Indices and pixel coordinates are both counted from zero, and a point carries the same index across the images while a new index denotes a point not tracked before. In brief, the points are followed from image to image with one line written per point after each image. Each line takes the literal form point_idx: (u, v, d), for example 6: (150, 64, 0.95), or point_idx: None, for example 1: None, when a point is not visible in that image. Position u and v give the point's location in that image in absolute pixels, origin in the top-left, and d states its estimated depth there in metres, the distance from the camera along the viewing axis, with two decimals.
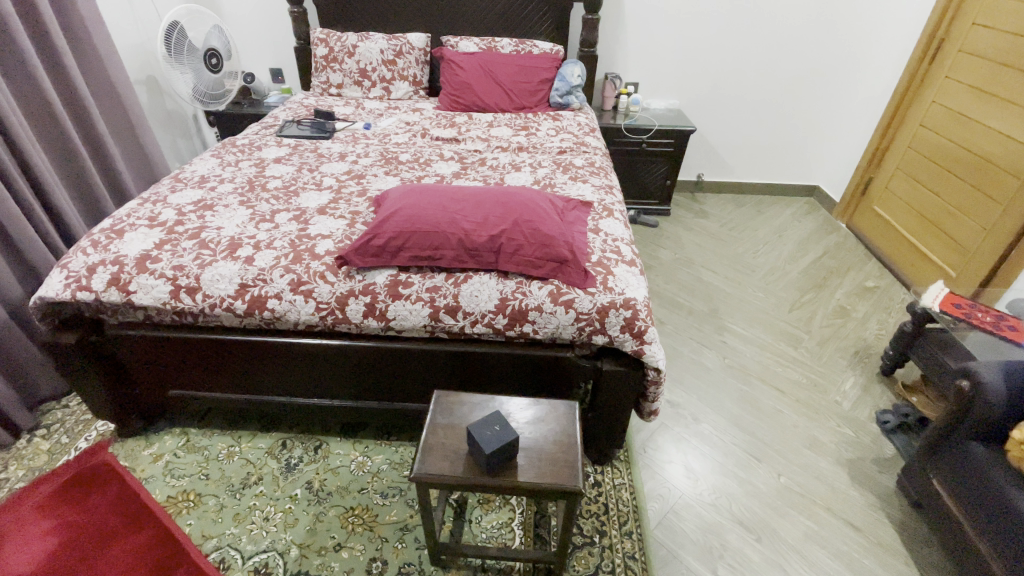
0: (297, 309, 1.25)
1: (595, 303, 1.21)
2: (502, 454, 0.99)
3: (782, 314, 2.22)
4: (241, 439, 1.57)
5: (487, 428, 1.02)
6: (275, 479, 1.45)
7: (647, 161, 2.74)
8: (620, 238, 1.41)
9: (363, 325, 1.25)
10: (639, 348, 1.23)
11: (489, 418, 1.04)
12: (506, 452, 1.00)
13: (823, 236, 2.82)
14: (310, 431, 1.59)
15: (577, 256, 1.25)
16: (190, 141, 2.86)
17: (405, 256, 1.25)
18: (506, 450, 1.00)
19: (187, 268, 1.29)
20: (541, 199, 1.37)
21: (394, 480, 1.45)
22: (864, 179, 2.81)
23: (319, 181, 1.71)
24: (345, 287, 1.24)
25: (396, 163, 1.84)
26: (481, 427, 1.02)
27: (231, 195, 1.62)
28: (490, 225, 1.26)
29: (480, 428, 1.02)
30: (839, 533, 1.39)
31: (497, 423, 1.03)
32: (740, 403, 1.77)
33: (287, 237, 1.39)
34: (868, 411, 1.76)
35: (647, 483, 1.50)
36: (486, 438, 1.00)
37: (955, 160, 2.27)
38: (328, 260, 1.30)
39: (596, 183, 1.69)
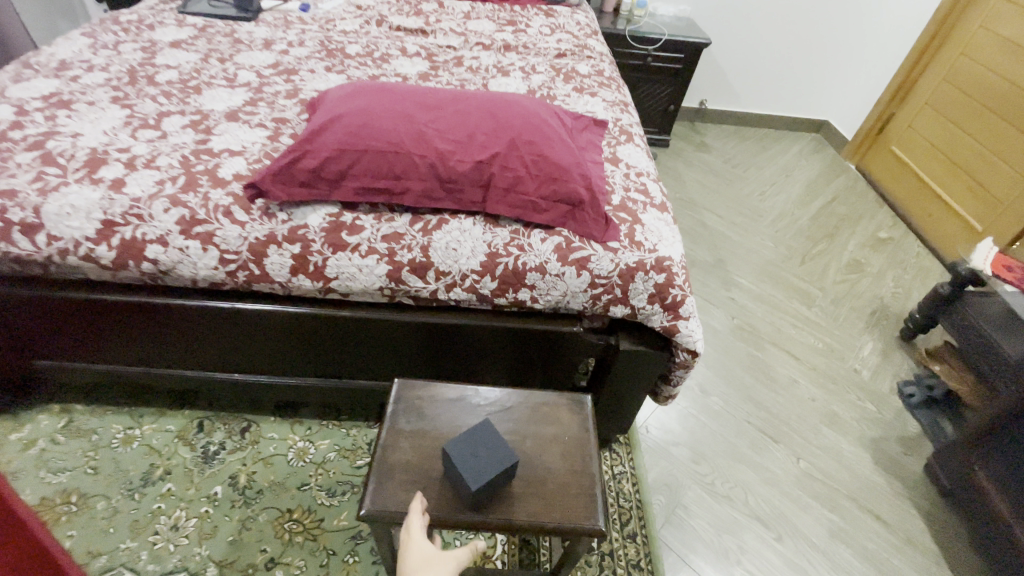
0: (192, 262, 0.87)
1: (618, 264, 0.89)
2: (493, 486, 0.70)
3: (792, 266, 1.97)
4: (143, 420, 1.22)
5: (472, 451, 0.70)
6: (187, 474, 1.13)
7: (649, 80, 2.33)
8: (645, 172, 1.07)
9: (292, 285, 0.88)
10: (671, 324, 0.93)
11: (475, 432, 0.72)
12: (499, 483, 0.71)
13: (832, 178, 2.55)
14: (235, 409, 1.25)
15: (595, 196, 0.90)
16: (76, 23, 2.23)
17: (350, 187, 0.86)
18: (499, 482, 0.71)
19: (19, 194, 0.86)
20: (544, 112, 0.99)
21: (344, 474, 1.15)
22: (884, 115, 2.50)
23: (232, 74, 1.24)
24: (263, 231, 0.86)
25: (342, 57, 1.37)
26: (464, 448, 0.70)
27: (103, 90, 1.14)
28: (475, 147, 0.88)
29: (463, 449, 0.70)
30: (866, 528, 1.21)
31: (487, 439, 0.72)
32: (751, 372, 1.54)
33: (177, 152, 0.97)
34: (888, 381, 1.58)
35: (651, 472, 1.27)
36: (472, 460, 0.70)
37: (997, 97, 1.99)
38: (236, 189, 0.90)
39: (608, 97, 1.30)
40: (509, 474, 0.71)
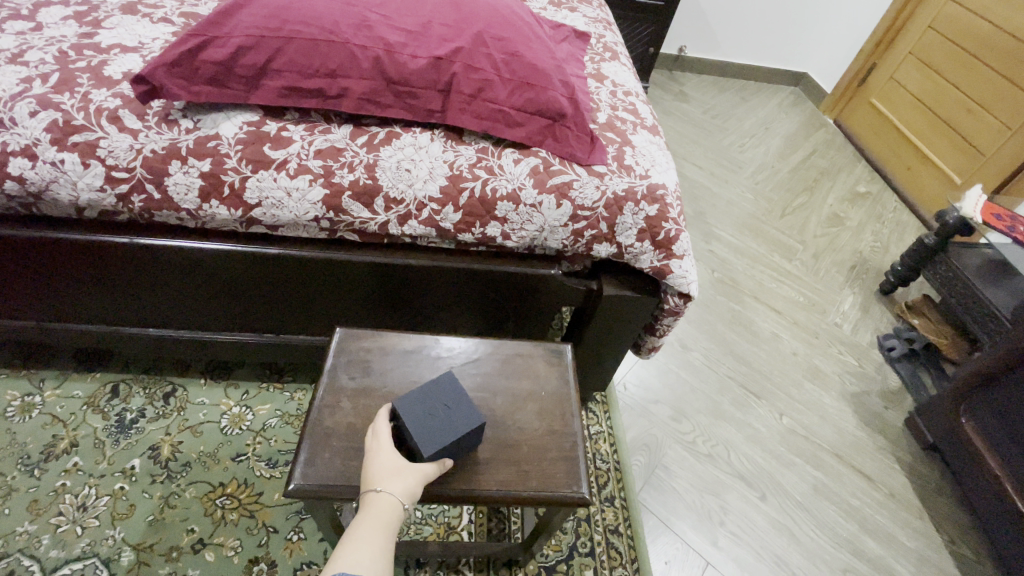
0: (70, 182, 0.68)
1: (604, 192, 0.75)
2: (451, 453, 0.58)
3: (773, 219, 1.89)
4: (44, 385, 1.03)
5: (426, 409, 0.57)
6: (98, 446, 0.96)
7: (629, 18, 2.15)
8: (634, 92, 0.92)
9: (203, 213, 0.71)
10: (662, 265, 0.81)
11: (431, 388, 0.58)
12: (457, 450, 0.58)
13: (811, 132, 2.47)
14: (158, 371, 1.07)
15: (579, 108, 0.75)
16: None
17: (271, 86, 0.68)
18: (457, 447, 0.58)
19: None
20: (517, 9, 0.82)
21: (287, 442, 1.01)
22: (866, 66, 2.41)
23: None
24: (163, 142, 0.68)
25: None
26: (415, 406, 0.57)
27: None
28: (432, 41, 0.71)
29: (414, 407, 0.57)
30: (850, 485, 1.16)
31: (446, 396, 0.58)
32: (732, 327, 1.46)
33: (53, 45, 0.76)
34: (868, 336, 1.53)
35: (630, 431, 1.18)
36: (426, 421, 0.56)
37: (985, 45, 1.91)
38: (128, 90, 0.71)
39: (589, 13, 1.13)
40: (472, 438, 0.59)
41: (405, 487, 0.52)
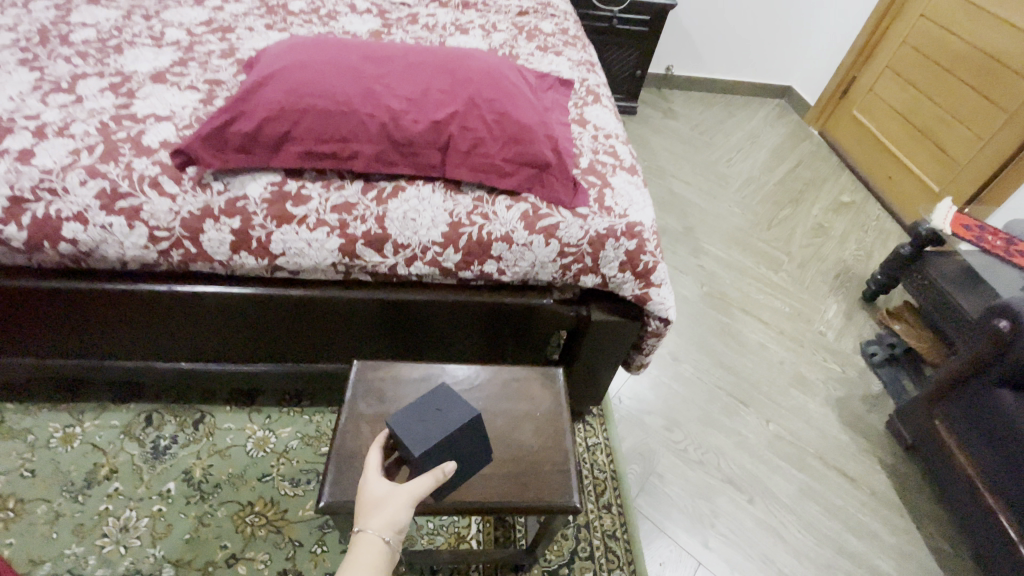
0: (117, 241, 0.77)
1: (588, 231, 0.84)
2: (458, 446, 0.63)
3: (760, 231, 1.97)
4: (83, 416, 1.12)
5: (418, 417, 0.62)
6: (136, 472, 1.05)
7: (615, 43, 2.26)
8: (614, 134, 1.01)
9: (233, 263, 0.80)
10: (643, 292, 0.90)
11: (422, 398, 0.64)
12: (463, 441, 0.64)
13: (796, 143, 2.56)
14: (187, 400, 1.17)
15: (563, 159, 0.85)
16: None
17: (292, 151, 0.78)
18: (462, 438, 0.64)
19: None
20: (506, 68, 0.92)
21: (308, 462, 1.10)
22: (846, 79, 2.51)
23: (159, 32, 1.12)
24: (197, 204, 0.78)
25: (284, 12, 1.26)
26: (407, 418, 0.62)
27: (6, 51, 1.01)
28: (431, 106, 0.81)
29: (407, 418, 0.62)
30: (834, 486, 1.24)
31: (436, 401, 0.63)
32: (721, 338, 1.54)
33: (95, 118, 0.86)
34: (852, 342, 1.61)
35: (625, 442, 1.26)
36: (422, 428, 0.61)
37: (957, 59, 2.01)
38: (165, 158, 0.81)
39: (573, 56, 1.23)
40: (473, 428, 0.64)
41: (391, 515, 0.54)
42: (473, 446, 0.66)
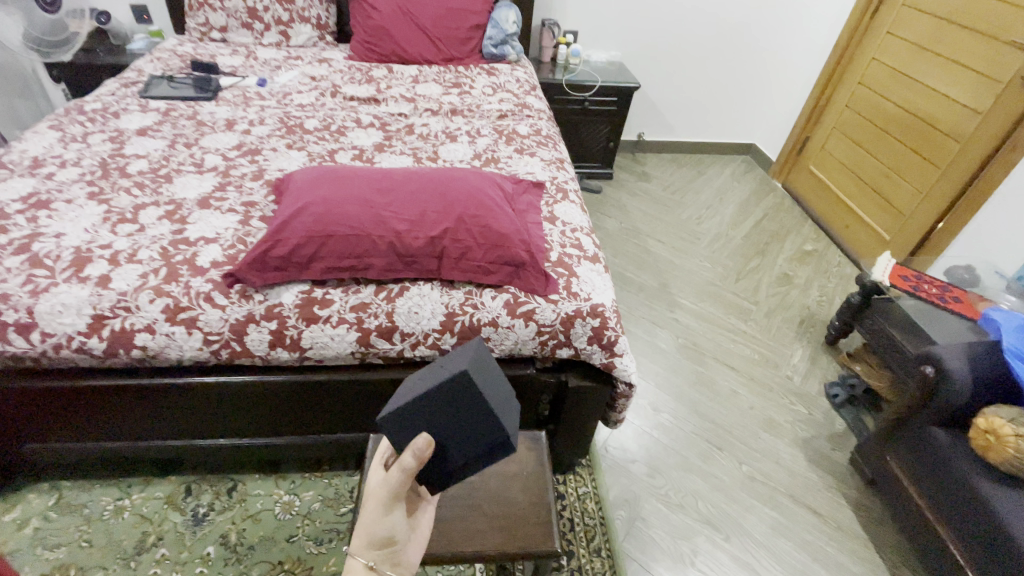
0: (178, 345, 0.96)
1: (559, 313, 1.02)
2: (439, 412, 0.60)
3: (730, 283, 2.17)
4: (131, 489, 1.27)
5: (421, 377, 0.64)
6: (180, 538, 1.19)
7: (589, 120, 2.53)
8: (580, 227, 1.22)
9: (271, 357, 0.99)
10: (610, 361, 1.07)
11: (436, 361, 0.65)
12: (446, 408, 0.60)
13: (762, 197, 2.80)
14: (221, 470, 1.32)
15: (535, 257, 1.05)
16: (31, 100, 2.27)
17: (318, 267, 0.99)
18: (445, 404, 0.60)
19: (13, 297, 0.95)
20: (487, 184, 1.14)
21: (329, 521, 1.24)
22: (801, 138, 2.77)
23: (200, 158, 1.35)
24: (242, 312, 0.97)
25: (301, 132, 1.51)
26: (414, 379, 0.65)
27: (77, 185, 1.23)
28: (428, 224, 1.02)
29: (415, 378, 0.65)
30: (802, 521, 1.37)
31: (445, 361, 0.64)
32: (697, 387, 1.70)
33: (157, 243, 1.06)
34: (817, 384, 1.77)
35: (612, 489, 1.40)
36: (416, 381, 0.63)
37: (892, 121, 2.23)
38: (215, 275, 1.00)
39: (545, 156, 1.47)
40: (459, 393, 0.60)
41: (365, 532, 0.60)
42: (464, 422, 0.62)
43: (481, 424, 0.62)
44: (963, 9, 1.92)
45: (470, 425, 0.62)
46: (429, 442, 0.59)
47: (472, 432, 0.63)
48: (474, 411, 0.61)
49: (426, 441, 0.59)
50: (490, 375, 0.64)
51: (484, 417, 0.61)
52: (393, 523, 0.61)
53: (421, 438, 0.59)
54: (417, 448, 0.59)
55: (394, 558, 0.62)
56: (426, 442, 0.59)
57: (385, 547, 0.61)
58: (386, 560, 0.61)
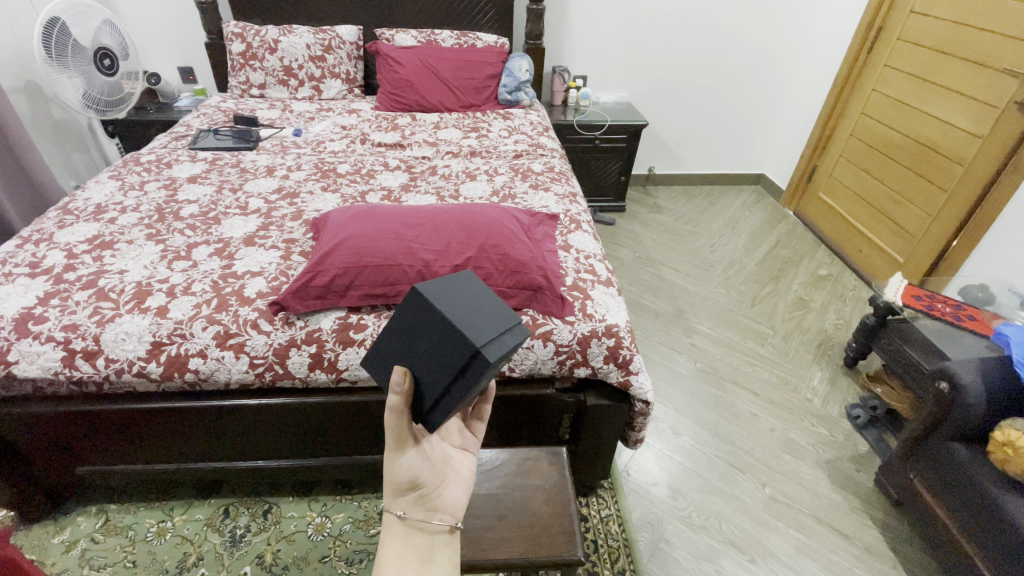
0: (227, 368, 1.06)
1: (576, 334, 1.09)
2: (406, 336, 0.67)
3: (745, 309, 2.20)
4: (173, 512, 1.34)
5: None
6: (218, 558, 1.25)
7: (600, 157, 2.65)
8: (593, 254, 1.30)
9: (310, 378, 1.08)
10: (626, 379, 1.13)
11: None
12: (408, 329, 0.67)
13: (774, 225, 2.85)
14: (257, 494, 1.39)
15: (552, 282, 1.12)
16: (87, 152, 2.49)
17: (354, 295, 1.09)
18: (411, 325, 0.67)
19: (82, 327, 1.05)
20: (505, 217, 1.23)
21: (359, 543, 1.29)
22: (809, 167, 2.84)
23: (244, 203, 1.49)
24: (285, 336, 1.06)
25: (335, 176, 1.65)
26: None
27: (136, 228, 1.36)
28: (452, 254, 1.11)
29: None
30: (828, 543, 1.36)
31: None
32: (716, 410, 1.72)
33: (208, 277, 1.17)
34: (837, 406, 1.77)
35: (634, 511, 1.42)
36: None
37: (896, 148, 2.29)
38: (261, 305, 1.10)
39: (559, 191, 1.57)
40: (419, 312, 0.67)
41: (388, 483, 0.59)
42: (427, 341, 0.65)
43: (439, 336, 0.64)
44: (956, 41, 2.00)
45: (433, 344, 0.65)
46: (402, 372, 0.58)
47: (436, 350, 0.64)
48: (431, 326, 0.65)
49: (399, 372, 0.58)
50: (457, 297, 0.68)
51: (440, 327, 0.64)
52: (410, 466, 0.60)
53: (394, 371, 0.58)
54: (394, 382, 0.57)
55: (425, 503, 0.61)
56: (400, 373, 0.58)
57: (412, 493, 0.60)
58: (417, 506, 0.60)
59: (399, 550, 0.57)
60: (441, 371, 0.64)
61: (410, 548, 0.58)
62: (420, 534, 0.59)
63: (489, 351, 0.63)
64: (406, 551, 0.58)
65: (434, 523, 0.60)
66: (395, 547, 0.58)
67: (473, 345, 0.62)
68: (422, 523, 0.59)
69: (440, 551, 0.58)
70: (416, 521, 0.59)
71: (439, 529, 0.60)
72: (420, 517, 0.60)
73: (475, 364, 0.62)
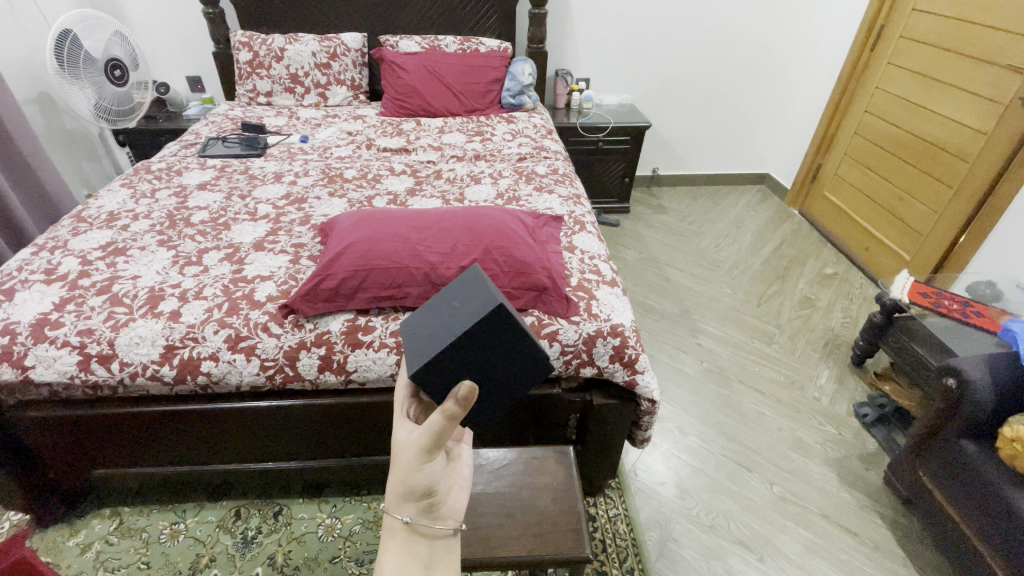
0: (238, 371, 1.08)
1: (581, 334, 1.10)
2: (475, 351, 0.67)
3: (751, 308, 2.20)
4: (186, 514, 1.36)
5: (440, 326, 0.69)
6: (231, 559, 1.26)
7: (604, 158, 2.67)
8: (597, 254, 1.32)
9: (319, 380, 1.10)
10: (632, 378, 1.13)
11: (456, 309, 0.70)
12: (481, 345, 0.67)
13: (779, 224, 2.85)
14: (267, 495, 1.40)
15: (557, 282, 1.13)
16: (99, 162, 2.54)
17: (363, 297, 1.11)
18: (483, 339, 0.67)
19: (97, 332, 1.07)
20: (510, 219, 1.25)
21: (369, 543, 1.30)
22: (813, 166, 2.84)
23: (253, 209, 1.51)
24: (295, 339, 1.08)
25: (341, 181, 1.67)
26: (435, 328, 0.69)
27: (148, 234, 1.39)
28: (458, 255, 1.13)
29: (434, 328, 0.69)
30: (837, 541, 1.36)
31: (463, 303, 0.71)
32: (723, 410, 1.72)
33: (218, 282, 1.19)
34: (845, 404, 1.76)
35: (642, 511, 1.42)
36: (436, 326, 0.70)
37: (900, 145, 2.28)
38: (271, 308, 1.12)
39: (563, 193, 1.59)
40: (496, 326, 0.67)
41: (403, 488, 0.56)
42: (500, 356, 0.69)
43: (516, 353, 0.70)
44: (959, 38, 2.00)
45: (507, 358, 0.70)
46: (473, 389, 0.51)
47: (510, 364, 0.70)
48: (510, 344, 0.68)
49: (469, 390, 0.51)
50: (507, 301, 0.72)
51: (521, 347, 0.69)
52: (430, 474, 0.57)
53: (462, 386, 0.51)
54: (462, 396, 0.51)
55: (433, 511, 0.58)
56: (469, 391, 0.51)
57: (423, 501, 0.58)
58: (425, 513, 0.58)
59: (403, 556, 0.56)
60: (511, 380, 0.72)
61: (413, 556, 0.57)
62: (424, 541, 0.58)
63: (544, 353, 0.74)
64: (409, 557, 0.56)
65: (438, 530, 0.59)
66: (397, 551, 0.57)
67: (549, 363, 0.72)
68: (428, 531, 0.58)
69: (443, 557, 0.58)
70: (421, 527, 0.58)
71: (444, 535, 0.59)
72: (425, 523, 0.58)
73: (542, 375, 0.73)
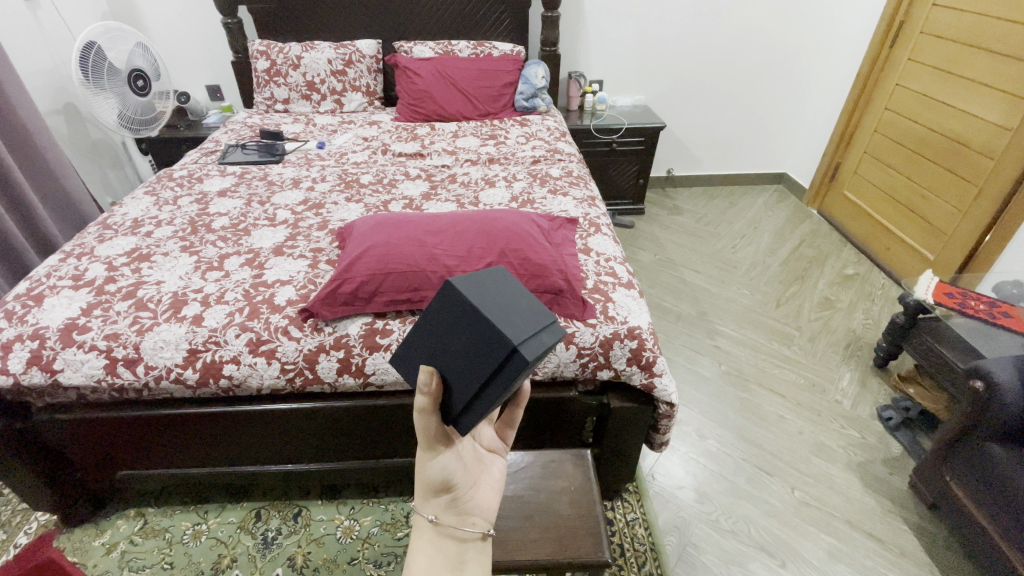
0: (259, 373, 1.09)
1: (598, 336, 1.10)
2: (437, 335, 0.64)
3: (769, 310, 2.17)
4: (208, 515, 1.38)
5: None
6: (251, 560, 1.28)
7: (618, 159, 2.66)
8: (612, 257, 1.31)
9: (338, 382, 1.11)
10: (649, 381, 1.13)
11: None
12: (441, 324, 0.64)
13: (797, 223, 2.81)
14: (287, 497, 1.42)
15: (572, 284, 1.13)
16: (122, 171, 2.60)
17: (380, 300, 1.12)
18: (445, 323, 0.64)
19: (123, 336, 1.10)
20: (526, 222, 1.25)
21: (387, 545, 1.31)
22: (831, 164, 2.79)
23: (273, 214, 1.54)
24: (314, 342, 1.09)
25: (358, 186, 1.69)
26: None
27: (171, 240, 1.42)
28: (474, 258, 1.14)
29: None
30: (862, 547, 1.33)
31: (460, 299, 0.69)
32: (742, 413, 1.70)
33: (240, 287, 1.21)
34: (868, 408, 1.73)
35: (661, 515, 1.41)
36: None
37: (922, 142, 2.24)
38: (291, 312, 1.14)
39: (577, 195, 1.59)
40: (452, 305, 0.63)
41: (421, 484, 0.59)
42: (461, 340, 0.62)
43: (473, 335, 0.61)
44: (982, 33, 1.96)
45: (468, 343, 0.61)
46: (430, 372, 0.52)
47: (472, 349, 0.61)
48: (467, 323, 0.62)
49: (427, 373, 0.52)
50: (493, 288, 0.66)
51: (478, 324, 0.61)
52: (443, 468, 0.59)
53: (422, 372, 0.53)
54: (423, 382, 0.52)
55: (458, 507, 0.60)
56: (427, 374, 0.52)
57: (444, 496, 0.59)
58: (450, 510, 0.59)
59: (430, 556, 0.57)
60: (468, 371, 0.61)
61: (441, 555, 0.57)
62: (452, 540, 0.58)
63: (528, 349, 0.60)
64: (438, 555, 0.57)
65: (466, 531, 0.59)
66: (425, 549, 0.58)
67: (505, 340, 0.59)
68: (453, 530, 0.59)
69: (471, 558, 0.58)
70: (447, 527, 0.59)
71: (471, 536, 0.59)
72: (452, 522, 0.59)
73: (523, 364, 0.59)
